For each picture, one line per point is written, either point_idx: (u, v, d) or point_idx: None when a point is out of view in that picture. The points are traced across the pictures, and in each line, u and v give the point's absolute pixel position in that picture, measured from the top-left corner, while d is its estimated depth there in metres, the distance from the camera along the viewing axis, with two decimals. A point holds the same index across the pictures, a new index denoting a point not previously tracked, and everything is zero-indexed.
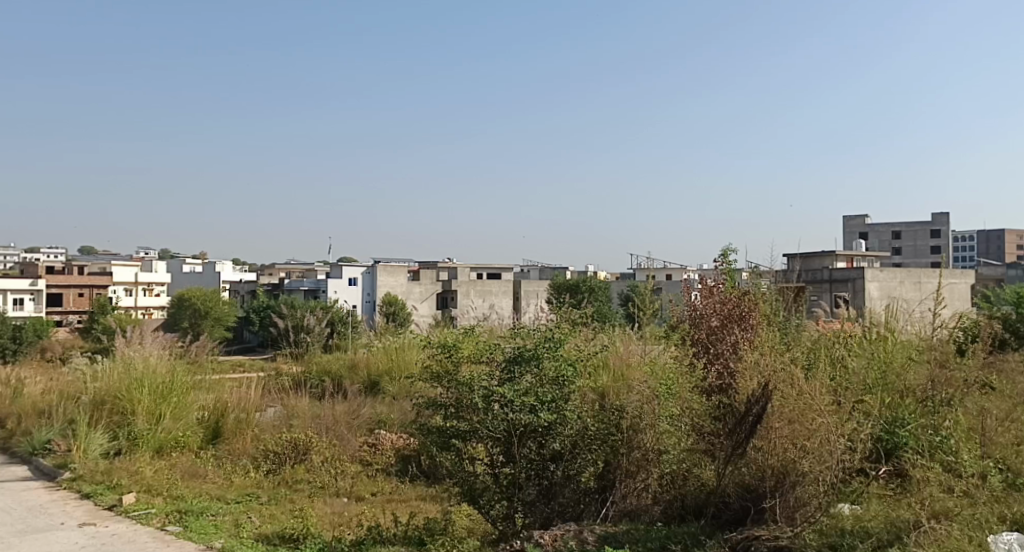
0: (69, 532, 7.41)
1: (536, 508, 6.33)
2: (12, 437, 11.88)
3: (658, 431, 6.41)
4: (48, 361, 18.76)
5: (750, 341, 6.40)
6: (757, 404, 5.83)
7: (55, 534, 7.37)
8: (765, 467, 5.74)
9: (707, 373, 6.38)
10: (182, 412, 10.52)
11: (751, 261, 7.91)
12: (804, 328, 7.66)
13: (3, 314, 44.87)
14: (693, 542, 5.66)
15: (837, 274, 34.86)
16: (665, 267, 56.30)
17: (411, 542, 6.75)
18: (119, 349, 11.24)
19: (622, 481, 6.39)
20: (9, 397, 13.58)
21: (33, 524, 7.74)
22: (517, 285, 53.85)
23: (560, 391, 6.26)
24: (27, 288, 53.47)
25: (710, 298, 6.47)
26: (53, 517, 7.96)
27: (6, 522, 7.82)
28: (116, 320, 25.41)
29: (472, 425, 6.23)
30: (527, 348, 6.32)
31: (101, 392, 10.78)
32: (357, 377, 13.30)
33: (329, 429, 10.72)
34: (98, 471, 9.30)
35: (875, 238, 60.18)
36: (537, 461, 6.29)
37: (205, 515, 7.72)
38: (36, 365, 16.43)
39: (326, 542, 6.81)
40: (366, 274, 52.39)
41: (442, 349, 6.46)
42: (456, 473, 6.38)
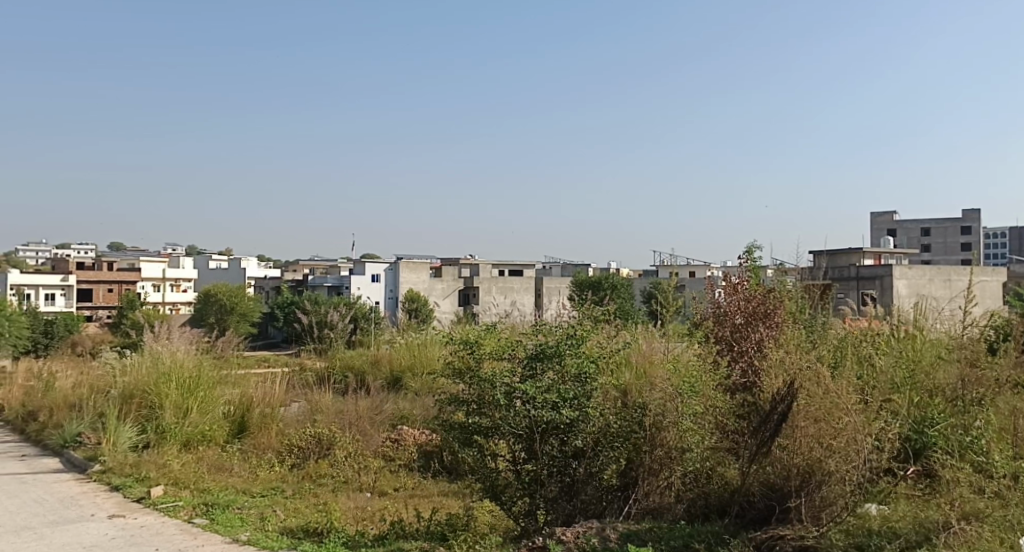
0: (99, 523, 7.50)
1: (558, 505, 6.34)
2: (43, 430, 12.05)
3: (681, 429, 6.32)
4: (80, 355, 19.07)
5: (774, 339, 6.51)
6: (782, 403, 5.86)
7: (86, 525, 7.46)
8: (790, 466, 5.74)
9: (730, 371, 6.50)
10: (208, 406, 10.60)
11: (776, 258, 7.86)
12: (831, 326, 7.59)
13: (35, 309, 45.55)
14: (716, 541, 5.63)
15: (865, 272, 34.59)
16: (690, 264, 56.07)
17: (433, 537, 6.79)
18: (147, 344, 11.38)
19: (645, 479, 6.35)
20: (41, 390, 13.81)
21: (64, 515, 7.83)
22: (539, 282, 53.82)
23: (582, 388, 6.25)
24: (57, 283, 54.16)
25: (734, 296, 6.62)
26: (84, 508, 8.06)
27: (38, 513, 7.92)
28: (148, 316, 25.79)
29: (494, 422, 6.23)
30: (549, 345, 6.31)
31: (130, 386, 10.92)
32: (380, 373, 13.36)
33: (352, 425, 10.76)
34: (127, 464, 9.41)
35: (904, 236, 59.59)
36: (559, 458, 6.28)
37: (231, 509, 7.79)
38: (66, 359, 16.66)
39: (349, 537, 6.84)
40: (388, 271, 52.61)
41: (463, 346, 6.46)
42: (478, 469, 6.39)
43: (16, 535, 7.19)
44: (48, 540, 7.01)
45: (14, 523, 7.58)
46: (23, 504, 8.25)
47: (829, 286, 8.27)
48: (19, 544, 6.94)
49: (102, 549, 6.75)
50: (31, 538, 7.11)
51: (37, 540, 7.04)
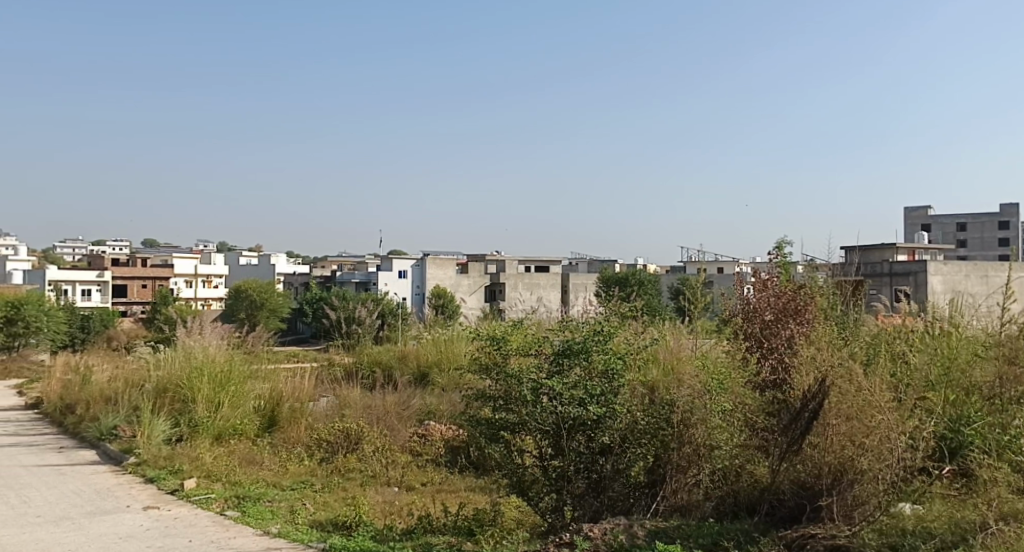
0: (134, 515, 7.58)
1: (585, 501, 6.34)
2: (80, 423, 12.21)
3: (710, 426, 6.19)
4: (116, 349, 19.43)
5: (807, 336, 6.43)
6: (813, 401, 5.80)
7: (122, 516, 7.54)
8: (821, 464, 5.71)
9: (760, 368, 6.45)
10: (239, 400, 10.68)
11: (807, 253, 7.76)
12: (863, 322, 7.51)
13: (71, 304, 46.23)
14: (746, 539, 5.59)
15: (898, 268, 34.19)
16: (720, 260, 55.74)
17: (461, 533, 6.80)
18: (180, 339, 11.53)
19: (672, 476, 6.24)
20: (77, 383, 14.03)
21: (100, 506, 7.93)
22: (566, 278, 53.69)
23: (610, 385, 6.22)
24: (92, 279, 54.85)
25: (764, 292, 6.57)
26: (120, 500, 8.15)
27: (75, 504, 8.03)
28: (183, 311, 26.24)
29: (521, 418, 6.20)
30: (576, 341, 6.27)
31: (164, 381, 11.08)
32: (407, 368, 13.40)
33: (380, 419, 10.80)
34: (161, 456, 9.52)
35: (939, 231, 58.85)
36: (586, 454, 6.26)
37: (262, 501, 7.84)
38: (102, 354, 16.88)
39: (377, 531, 6.86)
40: (415, 267, 52.89)
41: (490, 341, 6.44)
42: (505, 464, 6.39)
43: (54, 525, 7.29)
44: (85, 531, 7.10)
45: (53, 513, 7.69)
46: (62, 495, 8.37)
47: (862, 282, 8.12)
48: (57, 534, 7.03)
49: (138, 539, 6.82)
50: (70, 528, 7.20)
51: (76, 530, 7.13)
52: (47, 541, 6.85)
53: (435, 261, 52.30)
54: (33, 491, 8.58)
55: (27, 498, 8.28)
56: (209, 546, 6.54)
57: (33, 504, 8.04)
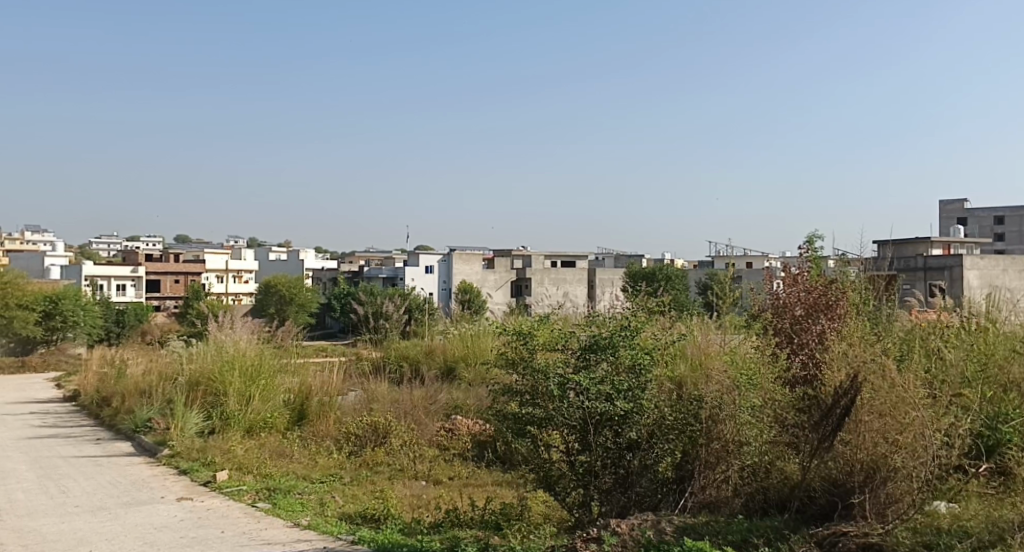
0: (169, 505, 7.65)
1: (612, 497, 6.29)
2: (115, 415, 12.37)
3: (739, 422, 6.15)
4: (150, 343, 19.73)
5: (837, 332, 6.37)
6: (844, 397, 5.69)
7: (157, 507, 7.61)
8: (854, 461, 5.64)
9: (790, 364, 6.40)
10: (269, 394, 10.76)
11: (839, 248, 7.64)
12: (896, 318, 7.36)
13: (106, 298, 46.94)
14: (776, 536, 5.53)
15: (933, 262, 33.74)
16: (749, 255, 55.35)
17: (488, 526, 6.79)
18: (212, 333, 11.65)
19: (700, 472, 6.20)
20: (112, 376, 14.24)
21: (136, 497, 8.01)
22: (593, 273, 53.47)
23: (637, 380, 6.16)
24: (126, 274, 55.54)
25: (794, 287, 6.47)
26: (154, 491, 8.23)
27: (112, 494, 8.11)
28: (216, 307, 26.67)
29: (547, 413, 6.16)
30: (603, 336, 6.22)
31: (196, 374, 11.25)
32: (434, 362, 13.42)
33: (407, 413, 10.81)
34: (194, 449, 9.61)
35: (977, 225, 58.00)
36: (613, 450, 6.21)
37: (292, 494, 7.88)
38: (136, 348, 17.05)
39: (405, 524, 6.86)
40: (442, 262, 52.86)
41: (516, 336, 6.40)
42: (533, 459, 6.36)
43: (92, 515, 7.38)
44: (122, 520, 7.17)
45: (91, 503, 7.78)
46: (99, 486, 8.47)
47: (894, 277, 8.00)
48: (94, 523, 7.11)
49: (173, 529, 6.88)
50: (107, 518, 7.27)
51: (112, 520, 7.21)
52: (85, 530, 6.92)
53: (462, 256, 52.37)
54: (71, 482, 8.69)
55: (65, 488, 8.39)
56: (242, 537, 6.58)
57: (71, 494, 8.14)
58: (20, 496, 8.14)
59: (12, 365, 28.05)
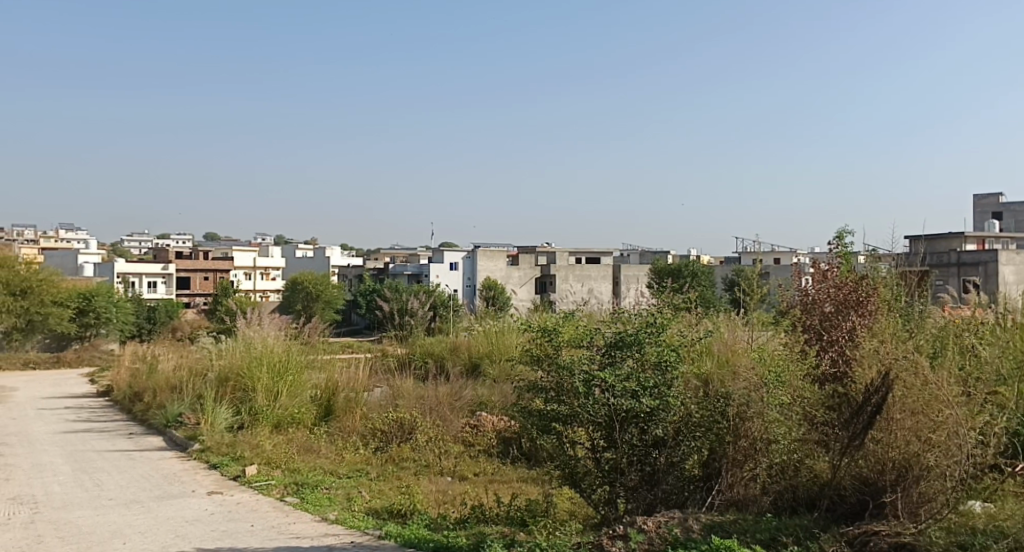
0: (199, 499, 7.70)
1: (638, 494, 6.24)
2: (147, 410, 12.50)
3: (767, 420, 6.09)
4: (182, 338, 19.98)
5: (868, 329, 6.28)
6: (877, 394, 5.65)
7: (188, 501, 7.66)
8: (885, 460, 5.59)
9: (820, 360, 6.33)
10: (297, 390, 10.83)
11: (870, 245, 7.58)
12: (929, 313, 7.25)
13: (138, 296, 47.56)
14: (806, 534, 5.48)
15: (966, 257, 33.29)
16: (777, 251, 54.91)
17: (513, 523, 6.79)
18: (240, 330, 11.75)
19: (728, 470, 6.17)
20: (144, 371, 14.40)
21: (168, 490, 8.07)
22: (618, 269, 53.29)
23: (663, 377, 6.10)
24: (156, 271, 56.17)
25: (823, 283, 6.45)
26: (185, 485, 8.29)
27: (144, 488, 8.18)
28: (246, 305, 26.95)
29: (573, 410, 6.12)
30: (628, 333, 6.17)
31: (226, 370, 11.36)
32: (459, 358, 13.45)
33: (433, 410, 10.82)
34: (224, 443, 9.67)
35: (1011, 219, 57.09)
36: (639, 447, 6.17)
37: (320, 488, 7.90)
38: (168, 344, 17.19)
39: (431, 520, 6.86)
40: (465, 260, 52.92)
41: (541, 333, 6.37)
42: (557, 455, 6.32)
43: (125, 508, 7.44)
44: (154, 514, 7.23)
45: (124, 496, 7.85)
46: (132, 479, 8.55)
47: (927, 273, 7.89)
48: (127, 516, 7.17)
49: (204, 523, 6.91)
50: (139, 511, 7.34)
51: (144, 513, 7.26)
52: (118, 523, 6.98)
53: (486, 253, 52.45)
54: (105, 475, 8.78)
55: (99, 482, 8.48)
56: (271, 530, 6.60)
57: (105, 487, 8.22)
58: (56, 488, 8.24)
59: (48, 360, 28.43)
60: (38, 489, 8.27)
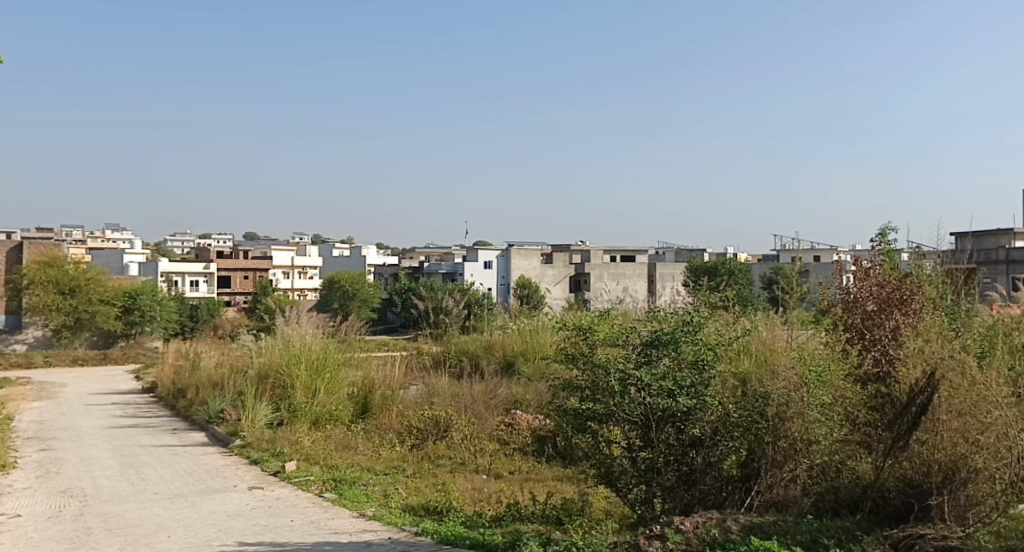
0: (240, 494, 7.75)
1: (676, 494, 6.17)
2: (190, 406, 12.65)
3: (807, 420, 5.95)
4: (223, 337, 20.26)
5: (913, 328, 6.19)
6: (922, 394, 5.61)
7: (230, 495, 7.72)
8: (931, 462, 5.48)
9: (862, 360, 6.26)
10: (334, 387, 10.89)
11: (913, 241, 7.44)
12: (976, 313, 7.11)
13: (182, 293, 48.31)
14: (848, 537, 5.37)
15: (1014, 255, 32.61)
16: (816, 249, 54.26)
17: (549, 521, 6.76)
18: (279, 328, 11.84)
19: (767, 471, 6.03)
20: (186, 368, 14.60)
21: (210, 485, 8.15)
22: (653, 267, 52.96)
23: (700, 376, 6.03)
24: (198, 271, 56.85)
25: (866, 281, 6.39)
26: (227, 480, 8.36)
27: (188, 483, 8.27)
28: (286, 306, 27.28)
29: (608, 408, 6.05)
30: (665, 332, 6.09)
31: (265, 367, 11.48)
32: (494, 357, 13.43)
33: (468, 407, 10.80)
34: (264, 439, 9.75)
35: None
36: (676, 446, 6.10)
37: (358, 485, 7.93)
38: (211, 341, 17.39)
39: (467, 517, 6.85)
40: (499, 258, 52.87)
41: (576, 332, 6.32)
42: (592, 454, 6.25)
43: (170, 502, 7.52)
44: (198, 508, 7.29)
45: (168, 490, 7.94)
46: (176, 474, 8.65)
47: (973, 271, 7.72)
48: (172, 510, 7.24)
49: (245, 517, 6.96)
50: (183, 505, 7.41)
51: (188, 507, 7.33)
52: (164, 516, 7.05)
53: (521, 251, 52.40)
54: (150, 469, 8.89)
55: (145, 476, 8.58)
56: (311, 526, 6.63)
57: (150, 482, 8.32)
58: (104, 482, 8.36)
59: (95, 356, 28.91)
60: (87, 482, 8.40)
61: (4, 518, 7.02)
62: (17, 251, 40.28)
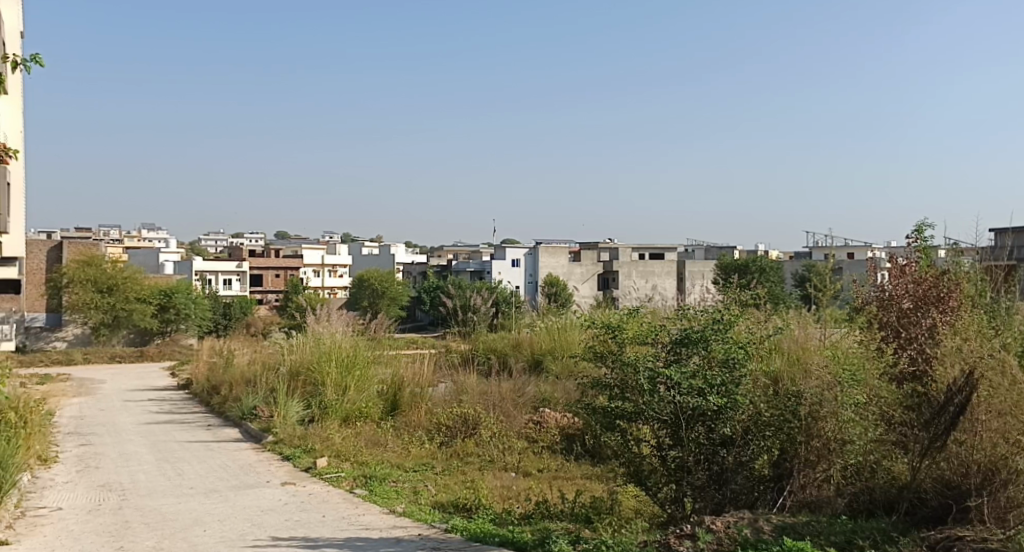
0: (273, 490, 7.79)
1: (707, 493, 6.08)
2: (224, 403, 12.76)
3: (842, 420, 5.90)
4: (255, 334, 20.46)
5: (950, 326, 6.05)
6: (960, 394, 5.54)
7: (263, 491, 7.76)
8: (970, 462, 5.44)
9: (897, 358, 6.12)
10: (364, 385, 10.93)
11: (951, 238, 7.30)
12: (1016, 310, 6.95)
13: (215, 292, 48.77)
14: (884, 538, 5.29)
15: None
16: (848, 247, 53.63)
17: (578, 519, 6.73)
18: (310, 326, 11.90)
19: (800, 471, 5.96)
20: (220, 365, 14.73)
21: (244, 480, 8.20)
22: (682, 264, 52.56)
23: (730, 375, 5.95)
24: (230, 270, 57.34)
25: (901, 279, 6.22)
26: (260, 475, 8.41)
27: (223, 478, 8.33)
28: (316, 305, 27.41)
29: (637, 406, 6.01)
30: (694, 330, 6.03)
31: (297, 365, 11.54)
32: (522, 355, 13.42)
33: (496, 405, 10.79)
34: (296, 436, 9.81)
35: None
36: (706, 445, 6.02)
37: (387, 482, 7.94)
38: (244, 339, 17.53)
39: (496, 514, 6.84)
40: (527, 257, 52.88)
41: (605, 330, 6.31)
42: (622, 453, 6.22)
43: (205, 496, 7.58)
44: (232, 503, 7.34)
45: (203, 485, 8.00)
46: (211, 469, 8.72)
47: (1012, 268, 7.56)
48: (208, 504, 7.30)
49: (278, 512, 7.00)
50: (218, 500, 7.46)
51: (223, 502, 7.38)
52: (199, 511, 7.10)
53: (549, 250, 52.32)
54: (186, 464, 8.98)
55: (181, 471, 8.67)
56: (342, 521, 6.65)
57: (186, 477, 8.39)
58: (141, 476, 8.44)
59: (132, 354, 29.25)
60: (124, 476, 8.48)
61: (46, 511, 7.11)
62: (56, 250, 40.92)
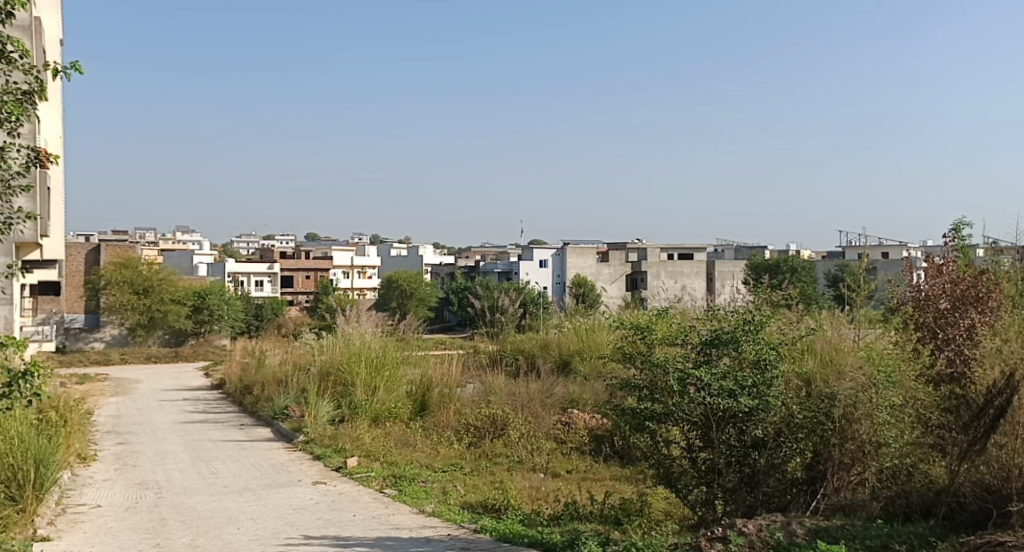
0: (304, 489, 7.80)
1: (738, 496, 5.98)
2: (255, 402, 12.84)
3: (877, 422, 5.78)
4: (287, 333, 20.60)
5: (990, 326, 5.79)
6: (1000, 396, 5.46)
7: (294, 490, 7.77)
8: (1011, 466, 5.43)
9: (934, 360, 5.91)
10: (393, 385, 10.93)
11: (990, 237, 7.15)
12: None
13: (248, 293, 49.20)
14: (921, 543, 5.19)
15: None
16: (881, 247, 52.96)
17: (607, 521, 6.66)
18: (340, 326, 11.92)
19: (834, 474, 5.86)
20: (252, 365, 14.82)
21: (276, 479, 8.22)
22: (711, 264, 52.14)
23: (762, 376, 5.84)
24: (262, 271, 57.84)
25: (938, 278, 5.92)
26: (292, 474, 8.42)
27: (255, 476, 8.35)
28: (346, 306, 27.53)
29: (667, 408, 5.92)
30: (725, 330, 5.92)
31: (327, 365, 11.57)
32: (550, 355, 13.36)
33: (524, 406, 10.74)
34: (327, 435, 9.82)
35: None
36: (737, 447, 5.92)
37: (416, 482, 7.91)
38: (275, 339, 17.62)
39: (524, 515, 6.79)
40: (556, 257, 52.76)
41: (634, 331, 6.22)
42: (651, 455, 6.13)
43: (239, 495, 7.61)
44: (264, 501, 7.35)
45: (237, 484, 8.03)
46: (244, 468, 8.76)
47: None
48: (242, 503, 7.31)
49: (310, 511, 6.99)
50: (252, 498, 7.48)
51: (255, 500, 7.39)
52: (234, 509, 7.11)
53: (577, 251, 52.17)
54: (220, 463, 9.01)
55: (215, 469, 8.71)
56: (373, 520, 6.63)
57: (220, 475, 8.42)
58: (176, 475, 8.49)
59: (166, 354, 29.54)
60: (160, 474, 8.54)
61: (86, 508, 7.17)
62: (94, 251, 41.59)
